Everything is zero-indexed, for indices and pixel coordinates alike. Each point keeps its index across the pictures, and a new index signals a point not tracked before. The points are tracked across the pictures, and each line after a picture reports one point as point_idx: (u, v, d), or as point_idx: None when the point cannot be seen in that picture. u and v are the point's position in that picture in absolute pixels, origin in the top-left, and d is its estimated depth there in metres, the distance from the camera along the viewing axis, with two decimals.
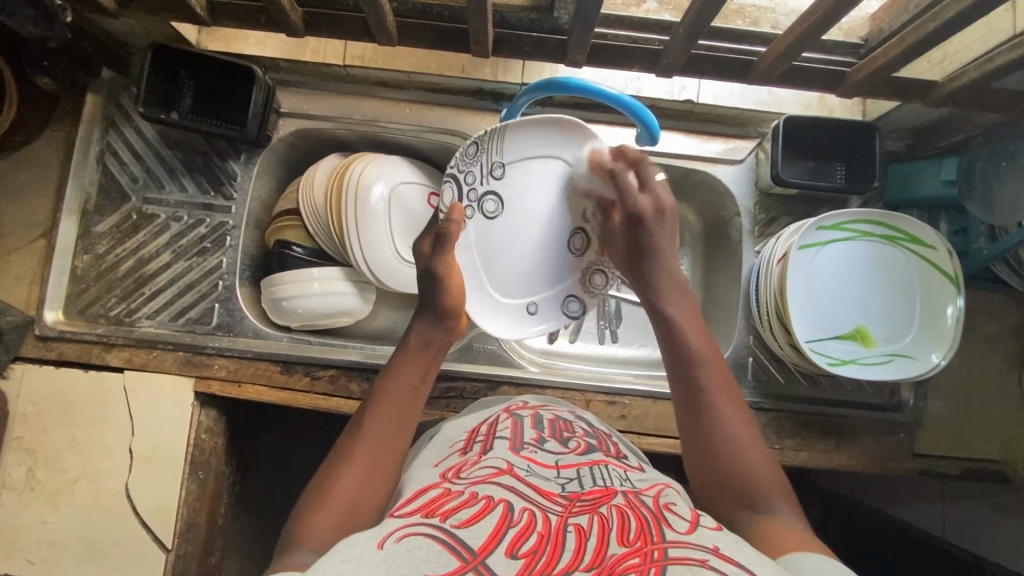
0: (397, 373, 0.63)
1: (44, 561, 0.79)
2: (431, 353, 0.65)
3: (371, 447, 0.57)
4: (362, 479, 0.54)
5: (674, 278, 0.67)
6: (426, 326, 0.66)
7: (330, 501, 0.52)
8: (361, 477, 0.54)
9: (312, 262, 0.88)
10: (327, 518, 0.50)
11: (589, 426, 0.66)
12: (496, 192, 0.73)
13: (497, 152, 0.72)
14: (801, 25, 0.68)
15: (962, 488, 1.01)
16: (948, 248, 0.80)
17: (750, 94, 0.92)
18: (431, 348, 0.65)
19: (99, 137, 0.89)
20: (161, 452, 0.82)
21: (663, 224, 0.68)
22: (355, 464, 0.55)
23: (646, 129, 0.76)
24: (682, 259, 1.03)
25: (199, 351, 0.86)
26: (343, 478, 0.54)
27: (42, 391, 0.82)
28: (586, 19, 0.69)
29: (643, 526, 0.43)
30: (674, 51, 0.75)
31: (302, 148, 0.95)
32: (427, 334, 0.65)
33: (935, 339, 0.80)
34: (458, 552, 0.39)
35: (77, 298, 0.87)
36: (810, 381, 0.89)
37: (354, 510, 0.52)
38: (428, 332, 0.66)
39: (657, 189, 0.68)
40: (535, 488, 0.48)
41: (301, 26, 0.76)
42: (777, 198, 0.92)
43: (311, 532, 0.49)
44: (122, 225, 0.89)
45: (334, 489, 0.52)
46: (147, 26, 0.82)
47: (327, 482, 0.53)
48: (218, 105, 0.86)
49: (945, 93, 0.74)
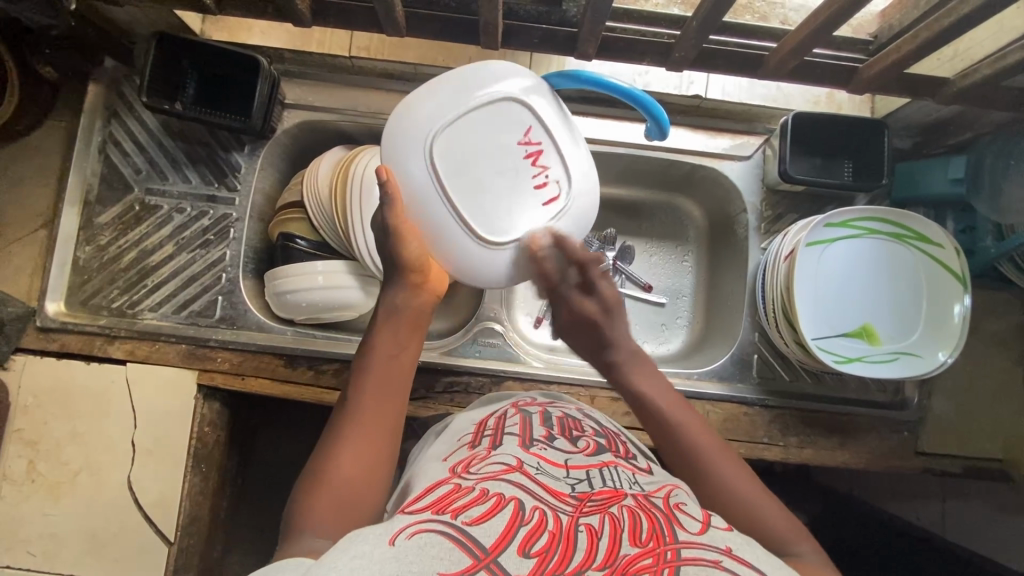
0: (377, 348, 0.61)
1: (46, 554, 0.79)
2: (411, 322, 0.64)
3: (362, 427, 0.56)
4: (352, 466, 0.53)
5: (634, 354, 0.68)
6: (402, 295, 0.64)
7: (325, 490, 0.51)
8: (353, 460, 0.54)
9: (316, 255, 0.87)
10: (325, 507, 0.50)
11: (598, 424, 0.65)
12: (523, 104, 0.65)
13: (499, 83, 0.65)
14: (814, 20, 0.67)
15: (962, 486, 1.02)
16: (956, 247, 0.79)
17: (758, 90, 0.91)
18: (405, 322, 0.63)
19: (101, 128, 0.88)
20: (163, 446, 0.81)
21: (615, 319, 0.68)
22: (350, 448, 0.54)
23: (655, 123, 0.75)
24: (686, 257, 1.03)
25: (202, 344, 0.85)
26: (336, 465, 0.53)
27: (44, 383, 0.82)
28: (598, 12, 0.68)
29: (656, 526, 0.43)
30: (685, 44, 0.74)
31: (307, 140, 0.94)
32: (403, 304, 0.64)
33: (941, 337, 0.80)
34: (470, 549, 0.39)
35: (79, 289, 0.87)
36: (814, 378, 0.89)
37: (346, 504, 0.51)
38: (398, 305, 0.64)
39: (606, 287, 0.68)
40: (545, 486, 0.48)
41: (309, 16, 0.75)
42: (784, 194, 0.92)
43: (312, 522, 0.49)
44: (124, 216, 0.88)
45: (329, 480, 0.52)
46: (150, 15, 0.80)
47: (319, 473, 0.53)
48: (222, 96, 0.85)
49: (957, 90, 0.74)
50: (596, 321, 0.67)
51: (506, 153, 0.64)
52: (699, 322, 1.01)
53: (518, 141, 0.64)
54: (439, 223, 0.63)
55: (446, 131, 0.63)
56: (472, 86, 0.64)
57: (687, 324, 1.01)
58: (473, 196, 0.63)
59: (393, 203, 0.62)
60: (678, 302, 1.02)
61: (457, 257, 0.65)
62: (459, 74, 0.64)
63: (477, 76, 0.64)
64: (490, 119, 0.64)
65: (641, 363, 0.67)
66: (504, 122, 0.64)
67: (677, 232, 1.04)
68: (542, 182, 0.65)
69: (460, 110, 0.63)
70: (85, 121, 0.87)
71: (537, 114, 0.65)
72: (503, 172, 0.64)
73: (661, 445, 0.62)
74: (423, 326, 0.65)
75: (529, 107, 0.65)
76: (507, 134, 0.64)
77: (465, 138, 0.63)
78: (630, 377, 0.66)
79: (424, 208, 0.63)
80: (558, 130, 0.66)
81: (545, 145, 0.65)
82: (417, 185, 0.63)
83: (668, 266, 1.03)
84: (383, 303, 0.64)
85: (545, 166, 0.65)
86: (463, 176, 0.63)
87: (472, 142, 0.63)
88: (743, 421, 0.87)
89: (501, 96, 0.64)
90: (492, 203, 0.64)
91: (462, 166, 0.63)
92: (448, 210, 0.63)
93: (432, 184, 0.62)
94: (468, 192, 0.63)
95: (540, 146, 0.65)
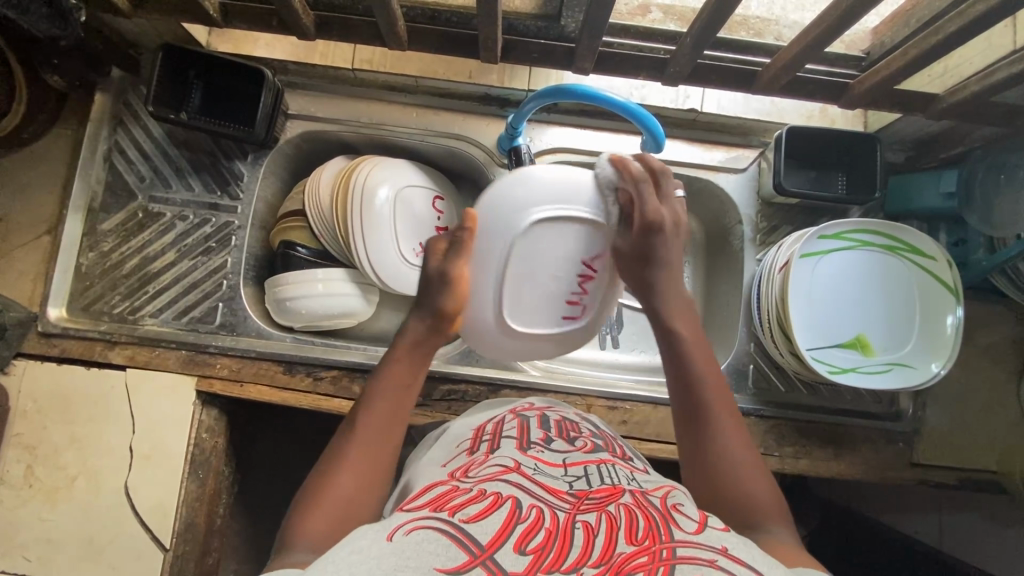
0: (388, 371, 0.62)
1: (42, 559, 0.79)
2: (422, 357, 0.64)
3: (365, 452, 0.56)
4: (351, 485, 0.53)
5: (679, 291, 0.66)
6: (419, 326, 0.65)
7: (325, 505, 0.51)
8: (355, 480, 0.53)
9: (316, 263, 0.89)
10: (321, 526, 0.50)
11: (595, 428, 0.66)
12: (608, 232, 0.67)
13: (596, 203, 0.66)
14: (805, 38, 0.69)
15: (956, 499, 1.02)
16: (947, 259, 0.80)
17: (753, 104, 0.93)
18: (418, 352, 0.64)
19: (106, 136, 0.90)
20: (162, 451, 0.82)
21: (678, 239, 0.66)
22: (347, 472, 0.54)
23: (652, 136, 0.76)
24: (683, 268, 1.04)
25: (202, 351, 0.86)
26: (338, 478, 0.53)
27: (44, 389, 0.82)
28: (595, 28, 0.70)
29: (652, 526, 0.43)
30: (680, 60, 0.76)
31: (309, 150, 0.95)
32: (420, 336, 0.64)
33: (935, 348, 0.81)
34: (466, 545, 0.39)
35: (81, 295, 0.88)
36: (810, 391, 0.90)
37: (340, 523, 0.50)
38: (418, 333, 0.64)
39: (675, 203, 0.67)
40: (543, 485, 0.48)
41: (313, 29, 0.77)
42: (779, 207, 0.93)
43: (310, 528, 0.49)
44: (127, 223, 0.90)
45: (330, 491, 0.52)
46: (157, 27, 0.82)
47: (320, 483, 0.53)
48: (225, 105, 0.86)
49: (945, 106, 0.76)
50: (663, 230, 0.64)
51: (568, 267, 0.68)
52: None
53: (583, 264, 0.68)
54: (485, 288, 0.68)
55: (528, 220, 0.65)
56: (579, 201, 0.66)
57: None
58: (517, 286, 0.68)
59: (462, 249, 0.66)
60: None
61: (480, 323, 0.71)
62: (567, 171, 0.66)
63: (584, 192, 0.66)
64: (573, 235, 0.67)
65: (685, 310, 0.66)
66: (582, 239, 0.67)
67: None
68: (575, 299, 0.71)
69: (548, 206, 0.65)
70: (91, 130, 0.89)
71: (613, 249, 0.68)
72: (559, 279, 0.69)
73: (675, 383, 0.62)
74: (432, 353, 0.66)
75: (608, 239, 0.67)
76: (579, 251, 0.67)
77: (542, 239, 0.66)
78: (668, 313, 0.65)
79: (483, 272, 0.68)
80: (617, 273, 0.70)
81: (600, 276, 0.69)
82: (486, 251, 0.67)
83: None
84: (402, 329, 0.65)
85: (591, 289, 0.70)
86: (519, 268, 0.67)
87: (544, 247, 0.67)
88: None
89: (592, 220, 0.66)
90: (530, 296, 0.69)
91: (524, 262, 0.67)
92: (495, 286, 0.68)
93: (496, 257, 0.67)
94: (516, 280, 0.68)
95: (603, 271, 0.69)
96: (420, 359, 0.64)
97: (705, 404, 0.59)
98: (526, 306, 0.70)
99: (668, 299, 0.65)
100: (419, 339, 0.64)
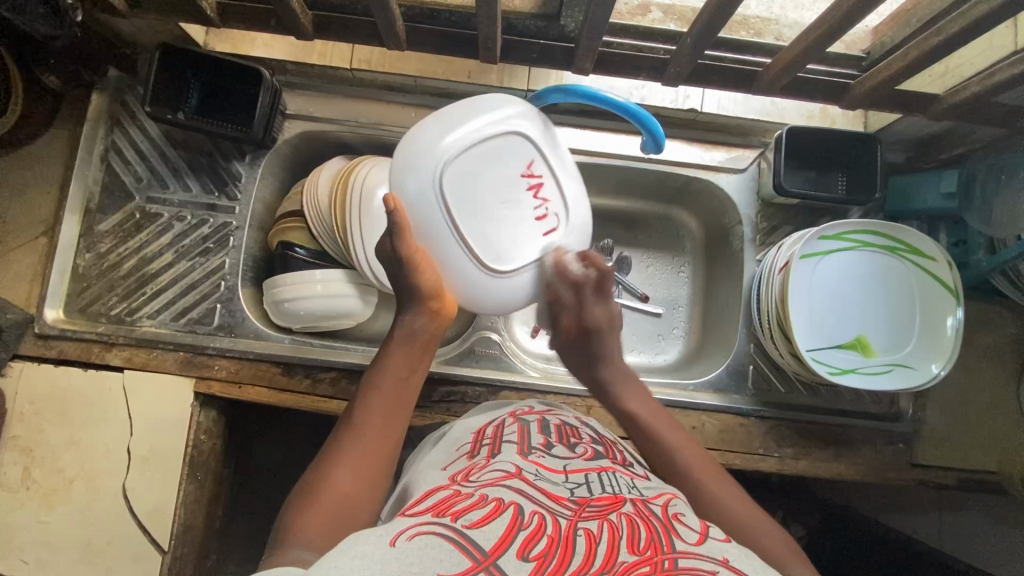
0: (384, 364, 0.63)
1: (39, 561, 0.78)
2: (417, 349, 0.65)
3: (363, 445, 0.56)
4: (350, 478, 0.53)
5: (625, 374, 0.71)
6: (412, 319, 0.65)
7: (322, 499, 0.51)
8: (353, 473, 0.54)
9: (315, 264, 0.88)
10: (319, 517, 0.50)
11: (595, 432, 0.66)
12: (525, 135, 0.68)
13: (498, 116, 0.68)
14: (806, 39, 0.69)
15: (955, 499, 1.02)
16: (948, 259, 0.80)
17: (754, 104, 0.92)
18: (412, 345, 0.65)
19: (103, 136, 0.89)
20: (159, 453, 0.81)
21: (615, 333, 0.72)
22: (346, 465, 0.54)
23: (652, 136, 0.76)
24: (683, 268, 1.04)
25: (200, 352, 0.85)
26: (334, 473, 0.53)
27: (42, 391, 0.82)
28: (595, 27, 0.69)
29: (654, 536, 0.43)
30: (680, 61, 0.76)
31: (308, 150, 0.95)
32: (414, 327, 0.65)
33: (936, 349, 0.80)
34: (470, 551, 0.39)
35: (78, 296, 0.87)
36: (810, 391, 0.90)
37: (339, 515, 0.51)
38: (411, 325, 0.65)
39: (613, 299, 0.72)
40: (545, 492, 0.48)
41: (311, 29, 0.76)
42: (779, 207, 0.93)
43: (312, 516, 0.50)
44: (124, 224, 0.89)
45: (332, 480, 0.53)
46: (155, 27, 0.82)
47: (316, 478, 0.53)
48: (224, 106, 0.86)
49: (946, 107, 0.75)
50: (599, 330, 0.71)
51: (511, 185, 0.68)
52: (695, 333, 1.02)
53: (523, 174, 0.68)
54: (446, 245, 0.66)
55: (449, 158, 0.65)
56: (484, 118, 0.67)
57: (684, 335, 1.02)
58: (478, 224, 0.67)
59: (402, 232, 0.63)
60: (674, 313, 1.03)
61: (464, 283, 0.68)
62: (460, 101, 0.68)
63: (481, 109, 0.67)
64: (497, 153, 0.68)
65: (632, 386, 0.71)
66: (505, 152, 0.68)
67: (675, 244, 1.05)
68: (542, 213, 0.69)
69: (460, 135, 0.66)
70: (88, 130, 0.88)
71: (540, 147, 0.69)
72: (510, 200, 0.68)
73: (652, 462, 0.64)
74: (427, 354, 0.66)
75: (532, 140, 0.68)
76: (510, 164, 0.68)
77: (469, 167, 0.66)
78: (623, 399, 0.69)
79: (434, 234, 0.66)
80: (561, 165, 0.70)
81: (548, 178, 0.69)
82: (426, 213, 0.65)
83: (665, 277, 1.04)
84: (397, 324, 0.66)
85: (549, 198, 0.69)
86: (468, 206, 0.66)
87: (475, 173, 0.67)
88: (738, 433, 0.87)
89: (504, 128, 0.67)
90: (495, 230, 0.67)
91: (467, 198, 0.66)
92: (459, 241, 0.66)
93: (441, 218, 0.65)
94: (471, 219, 0.67)
95: (548, 174, 0.69)
96: (415, 351, 0.65)
97: (658, 439, 0.65)
98: (499, 241, 0.68)
99: (619, 389, 0.70)
100: (413, 331, 0.65)
